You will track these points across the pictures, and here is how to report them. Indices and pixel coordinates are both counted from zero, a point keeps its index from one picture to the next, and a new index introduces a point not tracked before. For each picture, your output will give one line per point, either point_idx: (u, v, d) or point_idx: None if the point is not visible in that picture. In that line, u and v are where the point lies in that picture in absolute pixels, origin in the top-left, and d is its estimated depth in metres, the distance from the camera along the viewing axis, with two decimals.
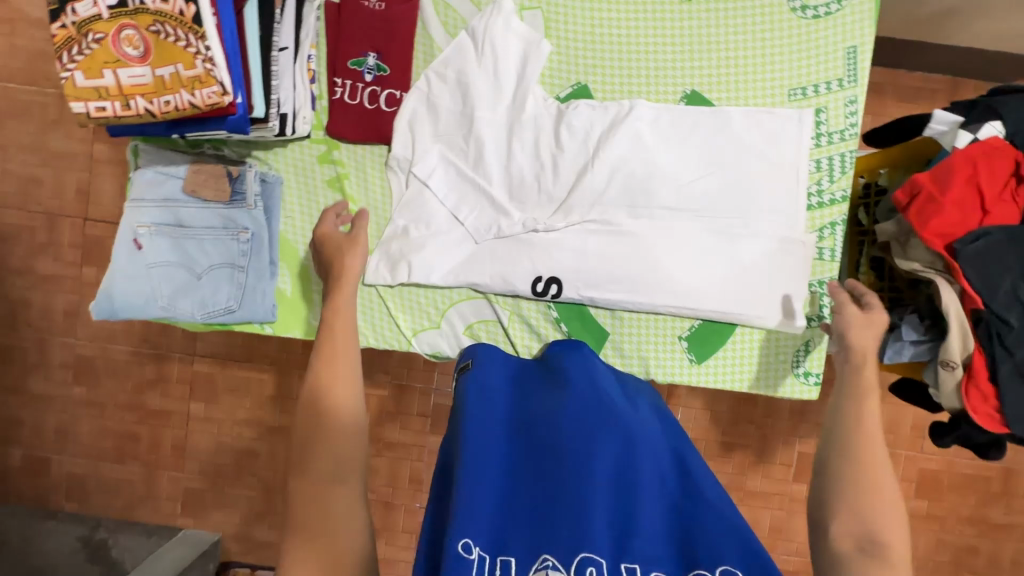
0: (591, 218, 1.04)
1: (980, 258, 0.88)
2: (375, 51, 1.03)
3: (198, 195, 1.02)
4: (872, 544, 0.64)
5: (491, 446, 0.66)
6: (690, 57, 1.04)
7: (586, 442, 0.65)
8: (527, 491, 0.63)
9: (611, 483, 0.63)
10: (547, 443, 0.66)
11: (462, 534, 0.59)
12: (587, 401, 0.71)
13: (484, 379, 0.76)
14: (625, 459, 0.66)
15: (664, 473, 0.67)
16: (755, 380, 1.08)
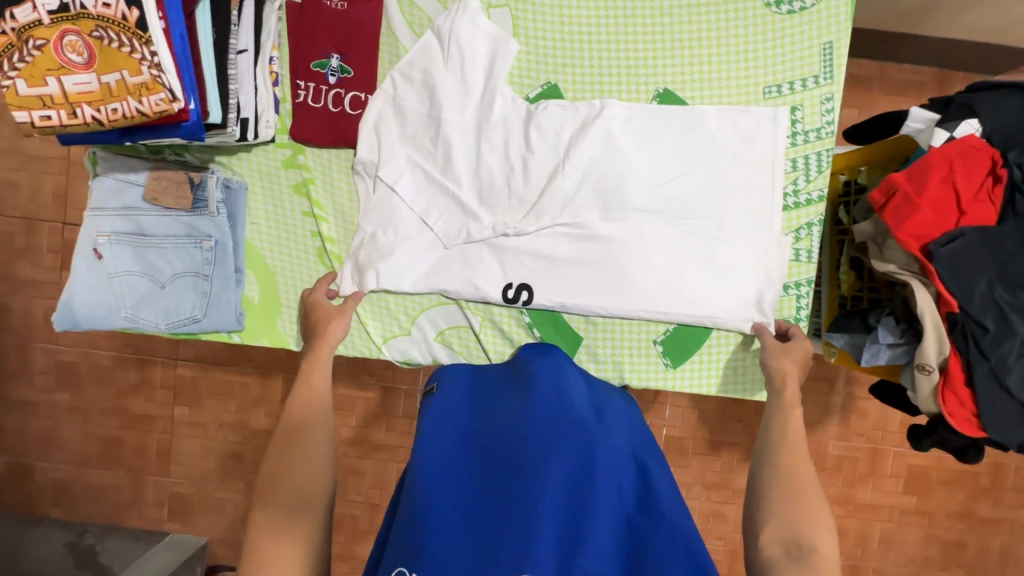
0: (563, 221, 1.01)
1: (953, 260, 0.86)
2: (339, 52, 1.00)
3: (159, 202, 0.99)
4: (798, 549, 0.68)
5: (446, 464, 0.67)
6: (662, 55, 1.02)
7: (541, 455, 0.65)
8: (477, 507, 0.63)
9: (565, 497, 0.63)
10: (502, 458, 0.66)
11: (398, 562, 0.59)
12: (548, 410, 0.71)
13: (447, 398, 0.77)
14: (581, 471, 0.65)
15: (621, 485, 0.67)
16: (723, 383, 1.06)
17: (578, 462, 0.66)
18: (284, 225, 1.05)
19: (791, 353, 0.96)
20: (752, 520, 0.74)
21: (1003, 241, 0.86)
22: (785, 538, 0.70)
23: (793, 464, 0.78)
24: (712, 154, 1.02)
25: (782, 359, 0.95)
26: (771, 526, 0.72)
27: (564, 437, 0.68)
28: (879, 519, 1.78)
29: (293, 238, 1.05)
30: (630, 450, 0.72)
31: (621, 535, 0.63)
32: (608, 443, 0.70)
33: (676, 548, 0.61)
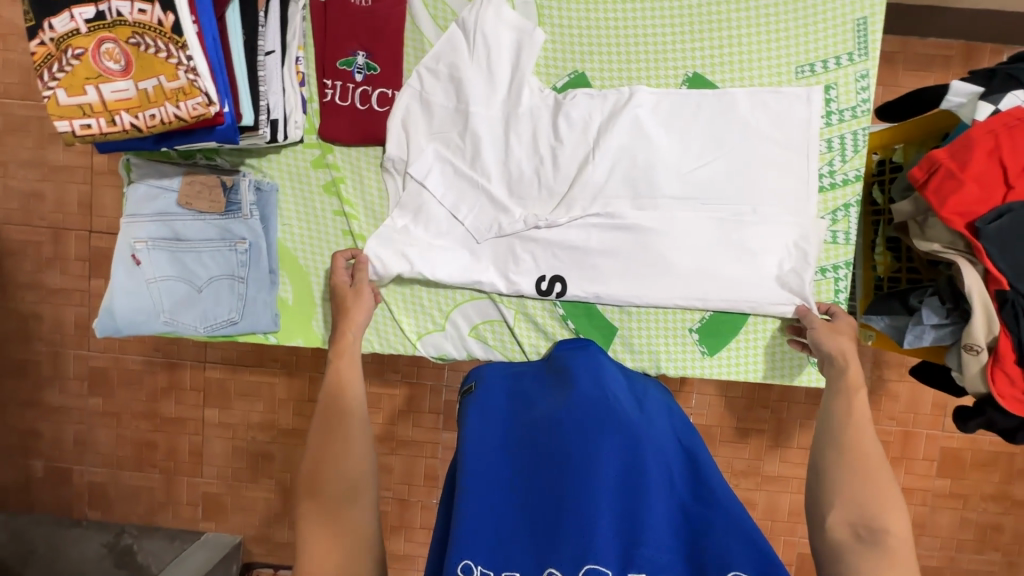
0: (594, 211, 1.01)
1: (1002, 238, 0.84)
2: (364, 50, 1.00)
3: (193, 207, 1.00)
4: (868, 531, 0.68)
5: (494, 460, 0.67)
6: (691, 38, 1.00)
7: (591, 448, 0.64)
8: (530, 503, 0.63)
9: (618, 491, 0.62)
10: (550, 452, 0.65)
11: (462, 555, 0.60)
12: (592, 403, 0.70)
13: (487, 393, 0.76)
14: (632, 464, 0.65)
15: (673, 475, 0.66)
16: (769, 370, 1.05)
17: (627, 455, 0.65)
18: (315, 225, 1.05)
19: (842, 332, 0.94)
20: (814, 506, 0.73)
21: None
22: (853, 520, 0.70)
23: (859, 445, 0.77)
24: (743, 138, 1.00)
25: (837, 340, 0.92)
26: (837, 511, 0.71)
27: (611, 429, 0.67)
28: (912, 503, 1.76)
29: (324, 238, 1.06)
30: (679, 439, 0.71)
31: (677, 526, 0.62)
32: (655, 433, 0.69)
33: (736, 539, 0.60)
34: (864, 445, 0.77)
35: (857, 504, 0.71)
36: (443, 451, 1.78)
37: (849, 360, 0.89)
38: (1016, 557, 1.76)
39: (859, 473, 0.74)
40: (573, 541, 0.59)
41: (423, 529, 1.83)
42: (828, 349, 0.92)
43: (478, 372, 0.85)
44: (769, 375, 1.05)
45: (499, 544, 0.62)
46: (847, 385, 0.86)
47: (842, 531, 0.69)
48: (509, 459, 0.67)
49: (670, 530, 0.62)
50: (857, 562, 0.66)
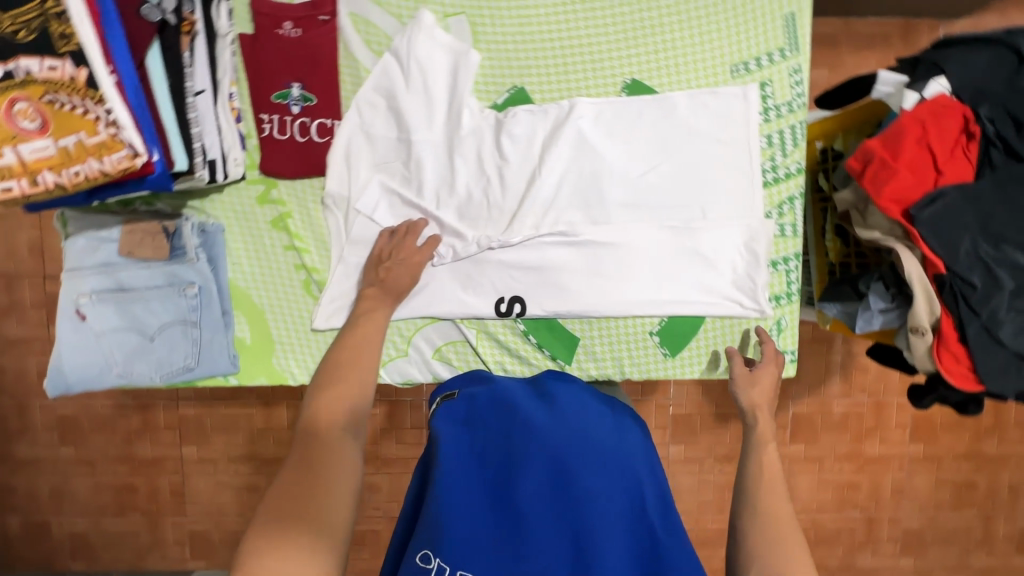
0: (546, 227, 1.02)
1: (937, 222, 0.86)
2: (298, 80, 0.98)
3: (136, 255, 0.97)
4: None
5: (469, 474, 0.69)
6: (626, 45, 1.00)
7: (563, 479, 0.67)
8: (501, 521, 0.66)
9: (585, 517, 0.66)
10: (524, 477, 0.67)
11: (423, 547, 0.65)
12: (572, 431, 0.71)
13: (468, 405, 0.74)
14: (603, 493, 0.67)
15: (641, 496, 0.69)
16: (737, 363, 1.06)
17: (599, 484, 0.68)
18: (265, 262, 1.04)
19: (756, 382, 0.96)
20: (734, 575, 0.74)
21: (981, 196, 0.86)
22: None
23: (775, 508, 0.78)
24: (685, 140, 1.02)
25: (751, 391, 0.94)
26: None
27: (585, 461, 0.68)
28: (890, 470, 1.81)
29: (277, 274, 1.04)
30: (651, 462, 0.73)
31: (637, 543, 0.67)
32: (628, 458, 0.71)
33: (685, 557, 0.66)
34: (774, 504, 0.78)
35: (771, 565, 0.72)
36: None
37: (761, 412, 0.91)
38: (992, 512, 1.83)
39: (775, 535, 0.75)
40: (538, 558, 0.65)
41: None
42: (743, 402, 0.94)
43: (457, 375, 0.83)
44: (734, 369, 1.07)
45: (468, 557, 0.64)
46: (759, 437, 0.88)
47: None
48: (484, 477, 0.69)
49: (629, 550, 0.66)
50: None
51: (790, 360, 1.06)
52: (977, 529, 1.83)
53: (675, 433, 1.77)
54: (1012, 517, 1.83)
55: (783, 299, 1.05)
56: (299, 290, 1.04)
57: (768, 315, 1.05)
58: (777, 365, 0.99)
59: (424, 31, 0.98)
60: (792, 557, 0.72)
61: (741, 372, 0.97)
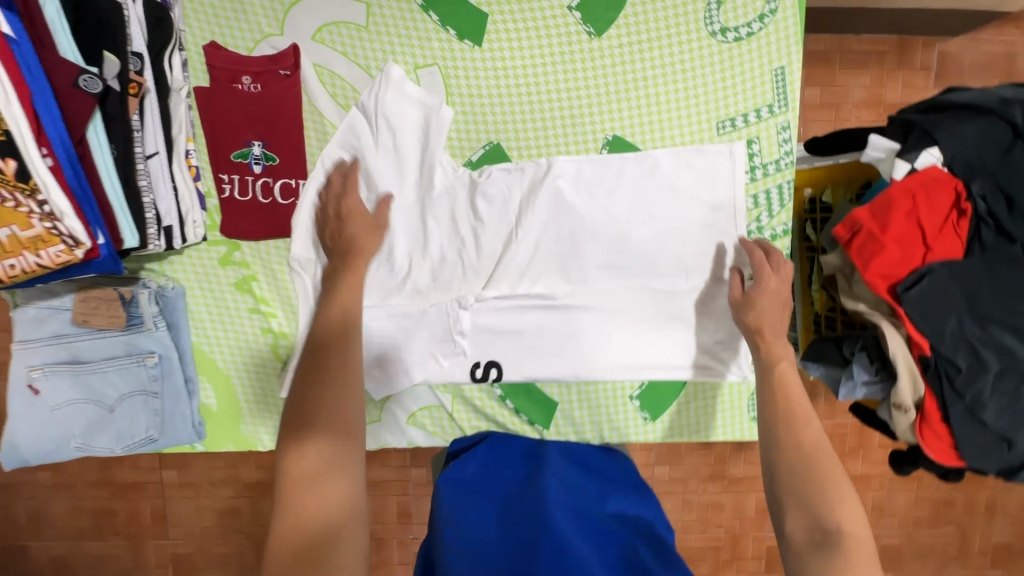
0: (523, 289, 0.99)
1: (924, 302, 0.83)
2: (259, 139, 0.92)
3: (91, 324, 0.92)
4: (823, 534, 0.69)
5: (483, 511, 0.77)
6: (608, 100, 0.95)
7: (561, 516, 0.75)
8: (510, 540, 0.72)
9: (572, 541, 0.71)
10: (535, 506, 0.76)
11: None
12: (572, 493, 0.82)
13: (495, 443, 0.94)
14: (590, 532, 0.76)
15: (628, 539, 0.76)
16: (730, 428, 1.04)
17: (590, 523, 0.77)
18: (231, 326, 0.99)
19: (757, 304, 0.90)
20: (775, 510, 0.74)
21: (968, 274, 0.83)
22: (810, 525, 0.71)
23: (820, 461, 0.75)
24: (669, 199, 0.98)
25: (748, 314, 0.90)
26: (794, 516, 0.72)
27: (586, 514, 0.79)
28: (871, 489, 1.83)
29: (243, 339, 1.00)
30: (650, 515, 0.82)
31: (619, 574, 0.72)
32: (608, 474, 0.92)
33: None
34: (798, 433, 0.78)
35: (810, 505, 0.71)
36: (414, 487, 1.79)
37: (766, 333, 0.87)
38: (970, 529, 1.85)
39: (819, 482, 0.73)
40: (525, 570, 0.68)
41: (402, 564, 1.84)
42: (748, 322, 0.90)
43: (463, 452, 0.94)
44: (721, 431, 1.05)
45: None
46: (769, 358, 0.85)
47: (798, 537, 0.70)
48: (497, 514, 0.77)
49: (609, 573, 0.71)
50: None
51: None
52: (954, 545, 1.86)
53: (658, 455, 1.78)
54: (989, 532, 1.86)
55: None
56: (264, 355, 1.00)
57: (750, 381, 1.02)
58: (784, 279, 0.91)
59: (395, 86, 0.92)
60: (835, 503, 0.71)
61: (737, 296, 0.92)
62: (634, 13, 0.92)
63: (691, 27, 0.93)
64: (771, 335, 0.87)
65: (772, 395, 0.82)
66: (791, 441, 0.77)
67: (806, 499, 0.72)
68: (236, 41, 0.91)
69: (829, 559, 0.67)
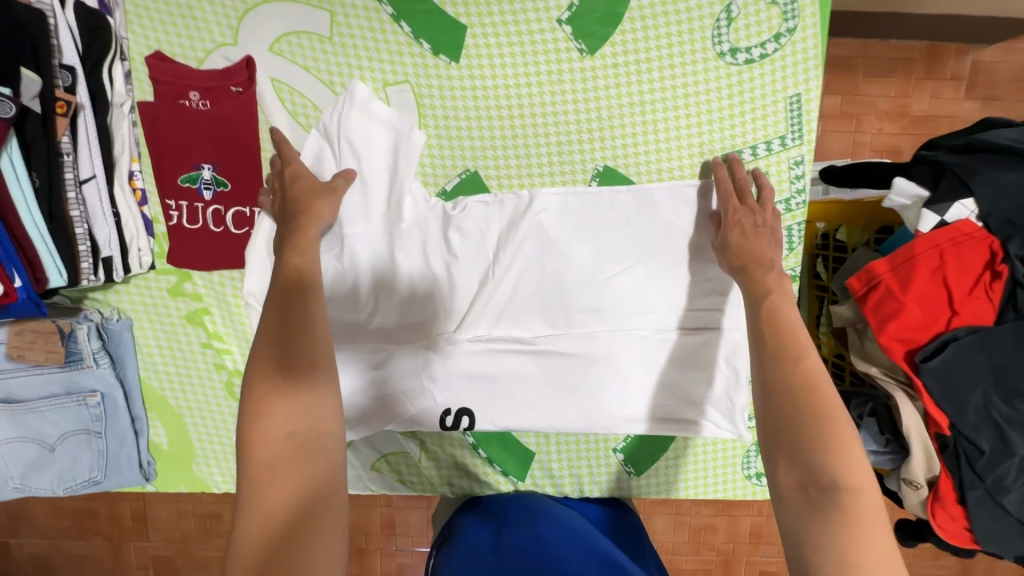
0: (499, 331, 0.91)
1: (946, 373, 0.73)
2: (210, 162, 0.83)
3: (27, 360, 0.84)
4: (819, 489, 0.58)
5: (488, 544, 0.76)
6: (599, 127, 0.85)
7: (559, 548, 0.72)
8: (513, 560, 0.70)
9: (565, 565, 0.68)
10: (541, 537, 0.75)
11: None
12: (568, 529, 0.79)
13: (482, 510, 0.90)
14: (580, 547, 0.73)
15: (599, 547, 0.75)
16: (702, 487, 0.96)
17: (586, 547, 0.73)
18: (183, 362, 0.92)
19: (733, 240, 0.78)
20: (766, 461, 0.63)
21: (1000, 345, 0.72)
22: (803, 478, 0.59)
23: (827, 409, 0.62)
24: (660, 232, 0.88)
25: (727, 257, 0.79)
26: (785, 468, 0.61)
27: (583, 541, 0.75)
28: None
29: (196, 375, 0.92)
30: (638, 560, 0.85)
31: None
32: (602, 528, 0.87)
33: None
34: (798, 371, 0.64)
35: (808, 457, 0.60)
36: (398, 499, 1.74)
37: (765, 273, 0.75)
38: None
39: (819, 424, 0.61)
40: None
41: None
42: (730, 262, 0.79)
43: (455, 523, 0.87)
44: (687, 488, 0.97)
45: None
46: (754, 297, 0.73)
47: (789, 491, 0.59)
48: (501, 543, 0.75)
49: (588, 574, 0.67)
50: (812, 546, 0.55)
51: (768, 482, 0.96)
52: None
53: None
54: None
55: None
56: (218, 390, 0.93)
57: (746, 438, 0.93)
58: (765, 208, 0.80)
59: (358, 107, 0.83)
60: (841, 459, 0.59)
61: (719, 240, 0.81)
62: (631, 30, 0.81)
63: (696, 47, 0.82)
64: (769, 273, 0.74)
65: (760, 329, 0.69)
66: (782, 378, 0.64)
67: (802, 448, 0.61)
68: (186, 51, 0.81)
69: (828, 516, 0.56)
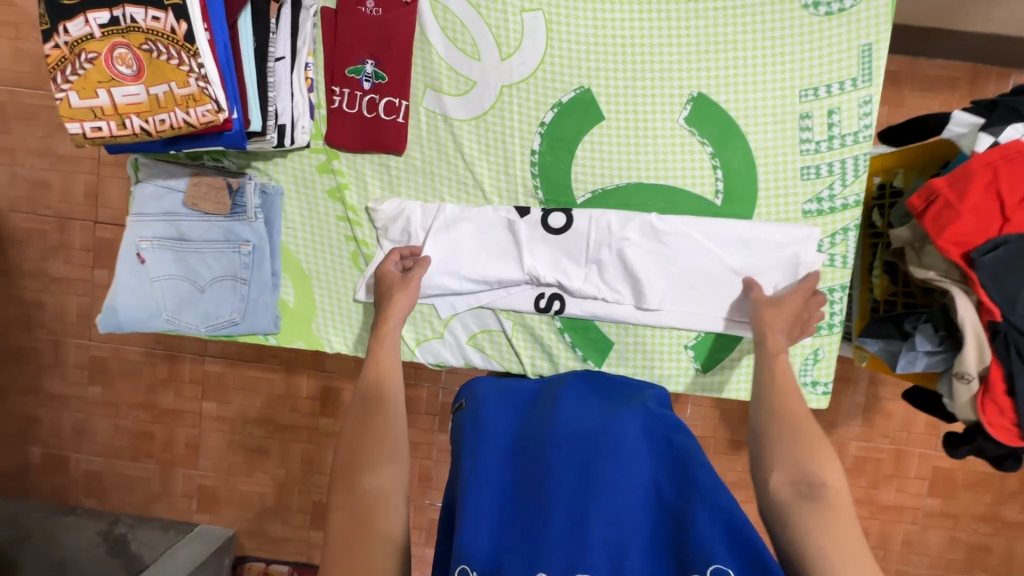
0: (598, 237, 1.03)
1: (997, 269, 0.85)
2: (373, 58, 1.01)
3: (199, 208, 1.01)
4: (808, 487, 0.68)
5: (500, 473, 0.73)
6: (696, 59, 1.01)
7: (576, 470, 0.70)
8: (556, 508, 0.67)
9: (615, 517, 0.66)
10: (549, 470, 0.70)
11: (461, 559, 0.66)
12: (575, 425, 0.75)
13: (476, 411, 0.81)
14: (620, 484, 0.69)
15: (659, 487, 0.70)
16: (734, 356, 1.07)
17: (612, 488, 0.68)
18: (320, 231, 1.07)
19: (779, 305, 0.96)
20: (759, 471, 0.74)
21: None
22: (795, 479, 0.70)
23: (788, 406, 0.79)
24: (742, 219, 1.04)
25: (766, 312, 0.95)
26: (779, 471, 0.71)
27: (594, 456, 0.71)
28: (901, 522, 1.81)
29: (329, 244, 1.07)
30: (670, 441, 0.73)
31: (665, 535, 0.67)
32: (620, 392, 0.86)
33: (720, 528, 0.64)
34: (789, 404, 0.79)
35: (795, 458, 0.72)
36: (438, 453, 1.75)
37: (775, 330, 0.92)
38: None
39: (805, 445, 0.73)
40: (553, 545, 0.64)
41: (416, 529, 1.80)
42: (760, 319, 0.95)
43: (468, 390, 0.89)
44: (747, 391, 1.08)
45: (536, 544, 0.65)
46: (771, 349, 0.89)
47: (784, 491, 0.69)
48: (520, 473, 0.72)
49: (661, 565, 0.65)
50: (798, 520, 0.66)
51: (822, 392, 1.09)
52: None
53: None
54: None
55: (825, 329, 1.06)
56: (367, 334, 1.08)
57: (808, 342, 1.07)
58: (804, 293, 0.97)
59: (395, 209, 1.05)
60: (818, 458, 0.71)
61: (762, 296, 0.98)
62: None
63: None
64: (775, 334, 0.91)
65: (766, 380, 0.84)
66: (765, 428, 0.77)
67: (783, 458, 0.72)
68: None
69: (816, 511, 0.66)
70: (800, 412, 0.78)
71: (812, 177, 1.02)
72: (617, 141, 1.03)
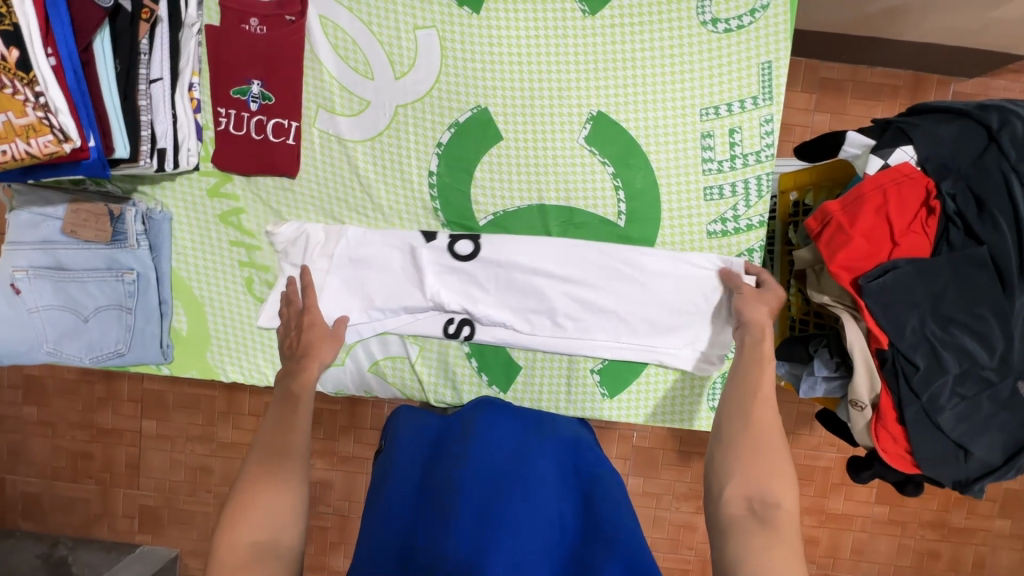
0: (508, 261, 1.01)
1: (882, 295, 0.83)
2: (259, 78, 0.97)
3: (78, 235, 0.97)
4: (757, 511, 0.69)
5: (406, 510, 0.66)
6: (595, 77, 0.98)
7: (482, 501, 0.63)
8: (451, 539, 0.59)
9: (516, 548, 0.59)
10: (448, 499, 0.64)
11: None
12: (488, 457, 0.68)
13: (392, 450, 0.77)
14: (525, 518, 0.62)
15: (564, 524, 0.64)
16: (670, 381, 1.05)
17: (515, 519, 0.61)
18: (210, 254, 1.03)
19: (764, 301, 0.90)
20: (713, 481, 0.73)
21: (937, 274, 0.82)
22: (749, 495, 0.70)
23: (757, 417, 0.76)
24: (647, 241, 1.02)
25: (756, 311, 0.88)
26: (734, 483, 0.71)
27: (501, 489, 0.64)
28: (852, 529, 1.80)
29: (221, 270, 1.03)
30: (581, 477, 0.70)
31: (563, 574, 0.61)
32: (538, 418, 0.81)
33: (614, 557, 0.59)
34: (765, 414, 0.77)
35: (752, 478, 0.71)
36: None
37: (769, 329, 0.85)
38: None
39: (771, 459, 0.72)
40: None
41: None
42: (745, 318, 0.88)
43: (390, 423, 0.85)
44: (650, 416, 1.06)
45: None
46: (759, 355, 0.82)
47: (736, 505, 0.70)
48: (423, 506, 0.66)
49: None
50: (743, 540, 0.67)
51: None
52: None
53: (636, 465, 1.73)
54: None
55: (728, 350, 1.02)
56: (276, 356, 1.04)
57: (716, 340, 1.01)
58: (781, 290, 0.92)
59: (293, 235, 1.02)
60: (777, 478, 0.71)
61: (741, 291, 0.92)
62: None
63: (682, 15, 0.95)
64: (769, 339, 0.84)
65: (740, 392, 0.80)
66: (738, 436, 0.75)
67: (739, 473, 0.72)
68: None
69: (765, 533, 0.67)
70: (769, 424, 0.76)
71: (715, 197, 1.00)
72: (516, 162, 1.00)
